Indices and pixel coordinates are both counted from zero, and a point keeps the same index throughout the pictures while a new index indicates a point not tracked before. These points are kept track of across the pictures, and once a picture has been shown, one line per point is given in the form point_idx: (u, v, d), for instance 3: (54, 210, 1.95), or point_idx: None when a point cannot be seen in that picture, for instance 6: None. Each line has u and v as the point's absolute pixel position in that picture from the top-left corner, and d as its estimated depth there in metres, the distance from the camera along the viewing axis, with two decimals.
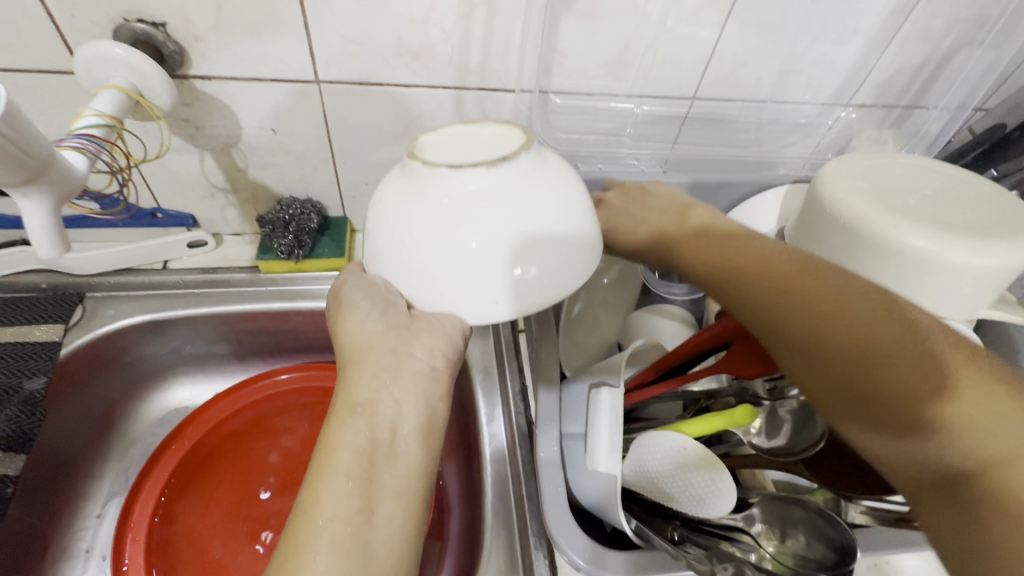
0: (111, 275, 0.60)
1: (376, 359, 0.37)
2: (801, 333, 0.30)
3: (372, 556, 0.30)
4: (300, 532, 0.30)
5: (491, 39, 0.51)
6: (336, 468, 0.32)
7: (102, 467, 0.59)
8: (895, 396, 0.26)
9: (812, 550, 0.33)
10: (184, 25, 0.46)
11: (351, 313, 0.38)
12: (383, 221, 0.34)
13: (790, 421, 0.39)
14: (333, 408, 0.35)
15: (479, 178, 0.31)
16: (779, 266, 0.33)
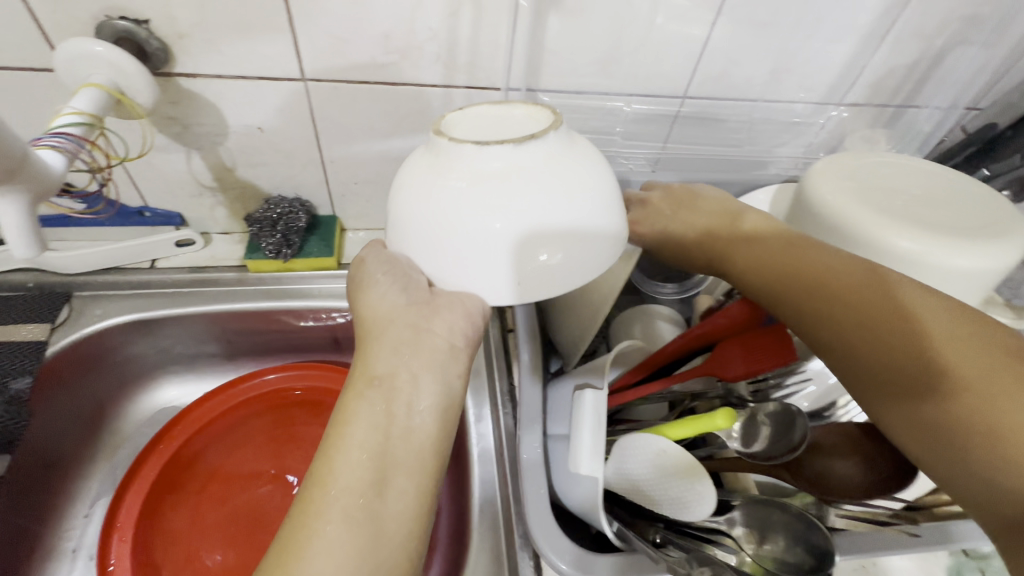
0: (99, 274, 0.60)
1: (394, 334, 0.35)
2: (839, 331, 0.34)
3: (382, 531, 0.30)
4: (312, 498, 0.30)
5: (479, 37, 0.50)
6: (350, 440, 0.32)
7: (90, 467, 0.59)
8: (928, 384, 0.30)
9: (792, 554, 0.33)
10: (168, 22, 0.45)
11: (370, 288, 0.36)
12: (403, 200, 0.33)
13: (769, 425, 0.38)
14: (351, 381, 0.34)
15: (507, 156, 0.31)
16: (815, 267, 0.36)
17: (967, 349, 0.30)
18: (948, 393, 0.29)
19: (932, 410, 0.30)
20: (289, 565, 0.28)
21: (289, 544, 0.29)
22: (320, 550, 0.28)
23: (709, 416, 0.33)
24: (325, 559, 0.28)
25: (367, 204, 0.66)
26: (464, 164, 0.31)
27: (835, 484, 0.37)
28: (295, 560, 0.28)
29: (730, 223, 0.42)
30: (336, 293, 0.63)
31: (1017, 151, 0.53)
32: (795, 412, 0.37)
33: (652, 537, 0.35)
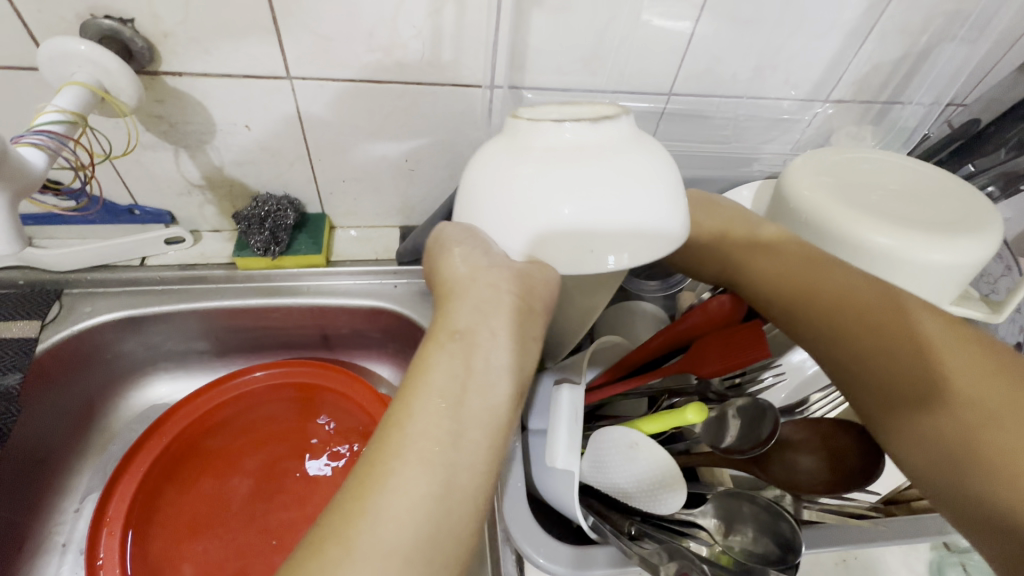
0: (89, 272, 0.60)
1: (475, 294, 0.33)
2: (847, 345, 0.35)
3: (456, 483, 0.27)
4: (390, 442, 0.28)
5: (463, 34, 0.51)
6: (431, 386, 0.29)
7: (80, 462, 0.60)
8: (929, 401, 0.32)
9: (759, 545, 0.33)
10: (152, 21, 0.46)
11: (450, 251, 0.36)
12: (480, 184, 0.36)
13: (739, 420, 0.38)
14: (430, 333, 0.32)
15: (580, 135, 0.34)
16: (828, 282, 0.37)
17: (967, 370, 0.32)
18: (946, 411, 0.31)
19: (930, 425, 0.32)
20: (366, 502, 0.26)
21: (364, 483, 0.27)
22: (396, 492, 0.26)
23: (680, 412, 0.33)
24: (400, 502, 0.26)
25: (355, 202, 0.66)
26: (540, 154, 0.34)
27: (803, 478, 0.37)
28: (370, 498, 0.26)
29: (749, 230, 0.42)
30: (324, 290, 0.64)
31: (1001, 147, 0.54)
32: (766, 407, 0.37)
33: (627, 529, 0.35)
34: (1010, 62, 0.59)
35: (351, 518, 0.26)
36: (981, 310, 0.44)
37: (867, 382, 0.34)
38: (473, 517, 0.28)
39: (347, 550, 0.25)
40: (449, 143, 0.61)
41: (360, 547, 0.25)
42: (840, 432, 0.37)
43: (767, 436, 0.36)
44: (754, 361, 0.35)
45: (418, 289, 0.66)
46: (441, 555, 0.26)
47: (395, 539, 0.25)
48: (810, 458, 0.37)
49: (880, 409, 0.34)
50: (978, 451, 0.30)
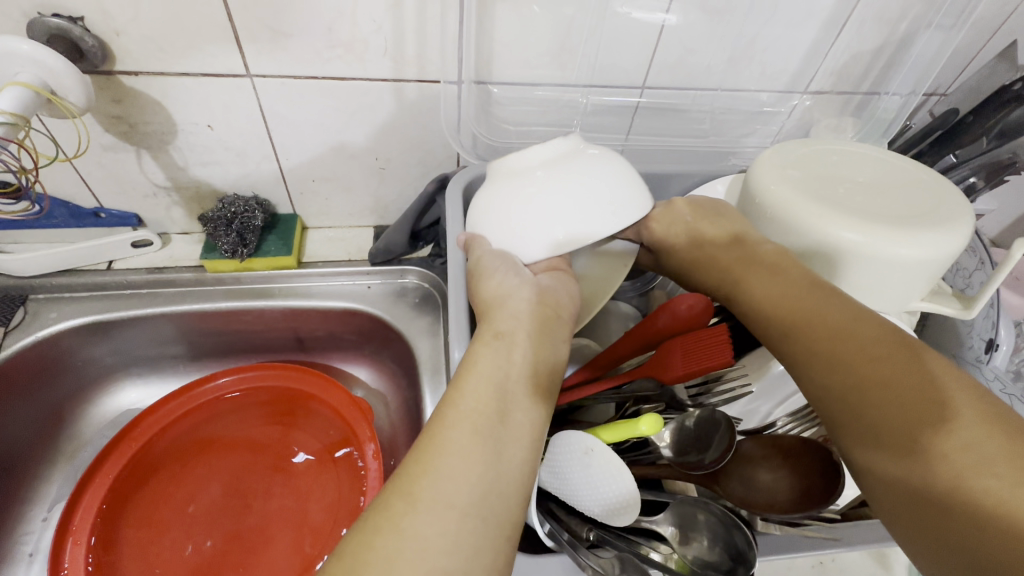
0: (53, 277, 0.59)
1: (518, 302, 0.37)
2: (833, 373, 0.32)
3: (504, 453, 0.30)
4: (447, 417, 0.31)
5: (426, 28, 0.50)
6: (479, 370, 0.33)
7: (50, 470, 0.59)
8: (916, 442, 0.28)
9: (713, 554, 0.32)
10: (102, 18, 0.45)
11: (486, 272, 0.39)
12: (499, 211, 0.42)
13: (693, 433, 0.36)
14: (477, 336, 0.36)
15: (559, 149, 0.43)
16: (820, 304, 0.34)
17: (962, 411, 0.28)
18: (934, 453, 0.28)
19: (915, 468, 0.28)
20: (428, 463, 0.29)
21: (427, 448, 0.30)
22: (453, 455, 0.29)
23: (633, 424, 0.32)
24: (459, 463, 0.29)
25: (327, 201, 0.65)
26: (543, 171, 0.41)
27: (760, 496, 0.35)
28: (432, 459, 0.29)
29: (732, 246, 0.40)
30: (297, 292, 0.63)
31: (981, 137, 0.52)
32: (720, 420, 0.36)
33: (586, 535, 0.34)
34: (992, 49, 0.57)
35: (415, 476, 0.29)
36: (953, 306, 0.42)
37: (851, 414, 0.31)
38: (523, 482, 0.30)
39: (412, 501, 0.28)
40: (419, 141, 0.60)
41: (424, 498, 0.28)
42: (801, 448, 0.35)
43: (712, 461, 0.36)
44: (719, 365, 0.33)
45: (392, 289, 0.64)
46: (495, 513, 0.28)
47: (454, 494, 0.28)
48: (768, 474, 0.36)
49: (863, 444, 0.30)
50: (964, 503, 0.26)
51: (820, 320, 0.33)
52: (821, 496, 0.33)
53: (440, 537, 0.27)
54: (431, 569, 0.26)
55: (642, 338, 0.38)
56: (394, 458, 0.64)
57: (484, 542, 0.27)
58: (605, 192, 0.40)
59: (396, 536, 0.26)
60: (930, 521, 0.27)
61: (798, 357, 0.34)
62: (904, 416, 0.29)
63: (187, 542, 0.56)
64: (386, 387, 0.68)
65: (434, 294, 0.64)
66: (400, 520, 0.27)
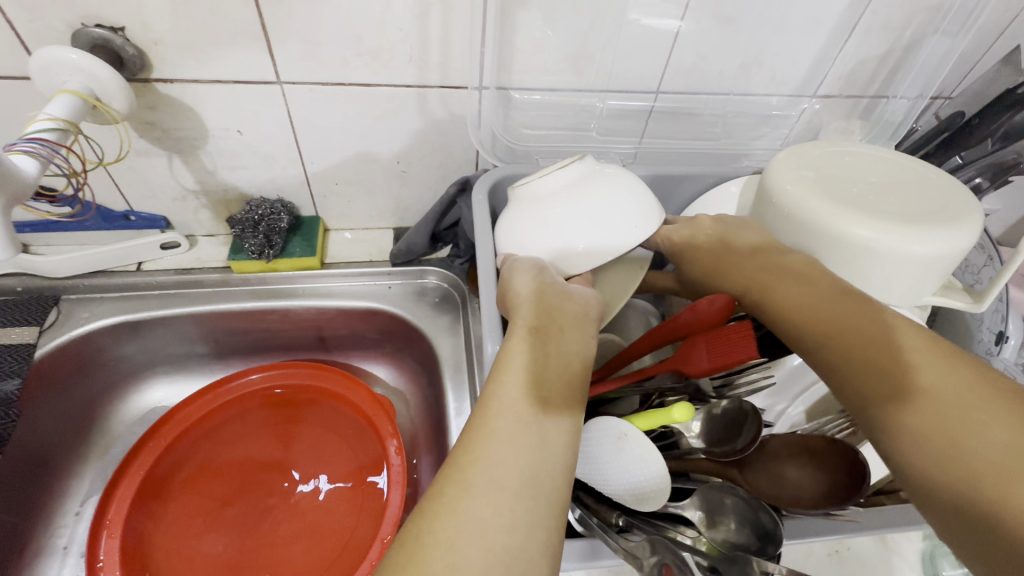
0: (85, 278, 0.61)
1: (549, 300, 0.39)
2: (858, 372, 0.34)
3: (547, 438, 0.32)
4: (491, 408, 0.33)
5: (449, 37, 0.51)
6: (517, 365, 0.35)
7: (81, 466, 0.61)
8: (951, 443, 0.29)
9: (741, 536, 0.34)
10: (142, 29, 0.46)
11: (517, 276, 0.40)
12: (533, 228, 0.45)
13: (721, 423, 0.38)
14: (512, 330, 0.37)
15: (580, 170, 0.47)
16: (848, 312, 0.35)
17: (982, 404, 0.29)
18: (969, 452, 0.28)
19: (951, 466, 0.29)
20: (478, 451, 0.31)
21: (475, 437, 0.32)
22: (500, 442, 0.31)
23: (667, 411, 0.34)
24: (506, 451, 0.31)
25: (349, 204, 0.67)
26: (570, 192, 0.45)
27: (786, 492, 0.36)
28: (481, 448, 0.31)
29: (750, 254, 0.42)
30: (320, 292, 0.64)
31: (987, 138, 0.54)
32: (747, 411, 0.37)
33: (615, 521, 0.36)
34: (995, 54, 0.59)
35: (465, 464, 0.30)
36: (964, 299, 0.44)
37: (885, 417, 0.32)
38: (566, 463, 0.32)
39: (466, 487, 0.29)
40: (440, 145, 0.61)
41: (476, 483, 0.29)
42: (828, 447, 0.36)
43: (742, 446, 0.37)
44: (744, 359, 0.34)
45: (412, 289, 0.66)
46: (545, 492, 0.30)
47: (506, 477, 0.30)
48: (795, 470, 0.37)
49: (897, 446, 0.31)
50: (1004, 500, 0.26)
51: (843, 322, 0.35)
52: (850, 490, 0.34)
53: (494, 517, 0.28)
54: (489, 547, 0.27)
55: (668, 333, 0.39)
56: (415, 459, 0.65)
57: (537, 520, 0.29)
58: (630, 206, 0.45)
59: (453, 519, 0.28)
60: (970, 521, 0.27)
61: (822, 356, 0.36)
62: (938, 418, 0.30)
63: (217, 536, 0.58)
64: (405, 385, 0.69)
65: (453, 293, 0.66)
66: (456, 505, 0.29)
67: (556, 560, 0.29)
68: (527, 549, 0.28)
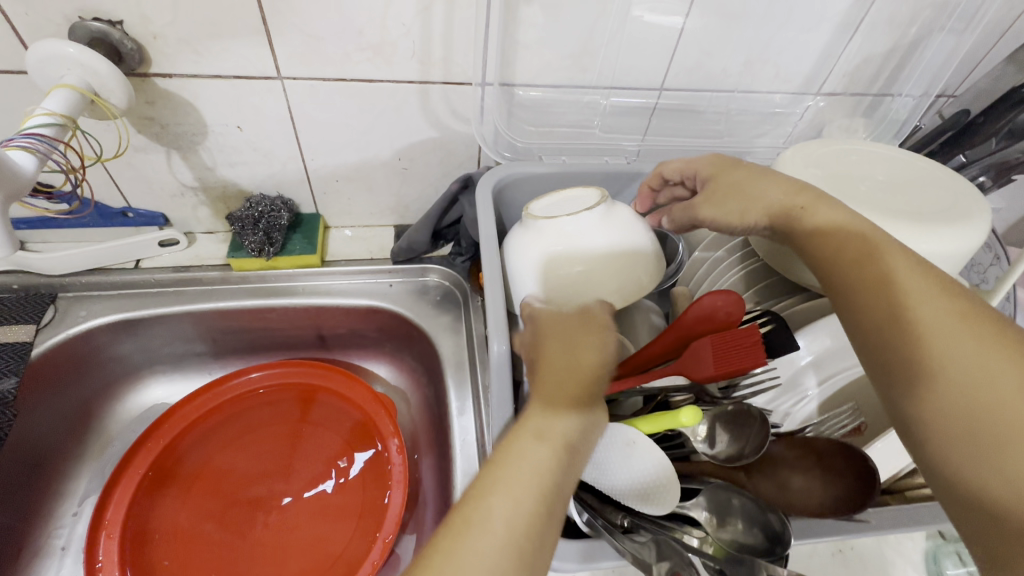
0: (83, 276, 0.60)
1: (582, 332, 0.38)
2: (882, 340, 0.32)
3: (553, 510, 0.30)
4: (512, 467, 0.30)
5: (452, 32, 0.51)
6: (544, 432, 0.32)
7: (79, 465, 0.60)
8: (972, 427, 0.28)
9: (749, 536, 0.33)
10: (141, 23, 0.46)
11: (560, 343, 0.36)
12: (555, 269, 0.44)
13: (727, 427, 0.37)
14: (540, 405, 0.33)
15: (606, 216, 0.46)
16: (903, 286, 0.33)
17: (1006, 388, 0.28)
18: (983, 449, 0.28)
19: (945, 457, 0.29)
20: (488, 496, 0.29)
21: (490, 483, 0.29)
22: (513, 492, 0.29)
23: (675, 415, 0.34)
24: (515, 512, 0.29)
25: (349, 201, 0.66)
26: (596, 241, 0.45)
27: (794, 496, 0.35)
28: (494, 485, 0.29)
29: (764, 179, 0.41)
30: (320, 290, 0.64)
31: (991, 137, 0.54)
32: (755, 416, 0.37)
33: (620, 521, 0.36)
34: (1000, 51, 0.59)
35: (477, 501, 0.29)
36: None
37: (906, 398, 0.31)
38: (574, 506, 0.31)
39: (471, 536, 0.28)
40: (442, 142, 0.61)
41: (491, 519, 0.28)
42: (835, 449, 0.35)
43: (750, 453, 0.37)
44: (751, 366, 0.34)
45: (414, 287, 0.66)
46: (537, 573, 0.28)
47: (510, 541, 0.28)
48: (801, 476, 0.36)
49: (906, 424, 0.31)
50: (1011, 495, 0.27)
51: (880, 283, 0.33)
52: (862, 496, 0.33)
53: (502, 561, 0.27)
54: None
55: (677, 337, 0.40)
56: (417, 471, 0.63)
57: None
58: (645, 262, 0.46)
59: (464, 556, 0.27)
60: (963, 499, 0.29)
61: (852, 316, 0.35)
62: (960, 413, 0.29)
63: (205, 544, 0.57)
64: (406, 384, 0.69)
65: (455, 291, 0.66)
66: (460, 552, 0.27)
67: None
68: None
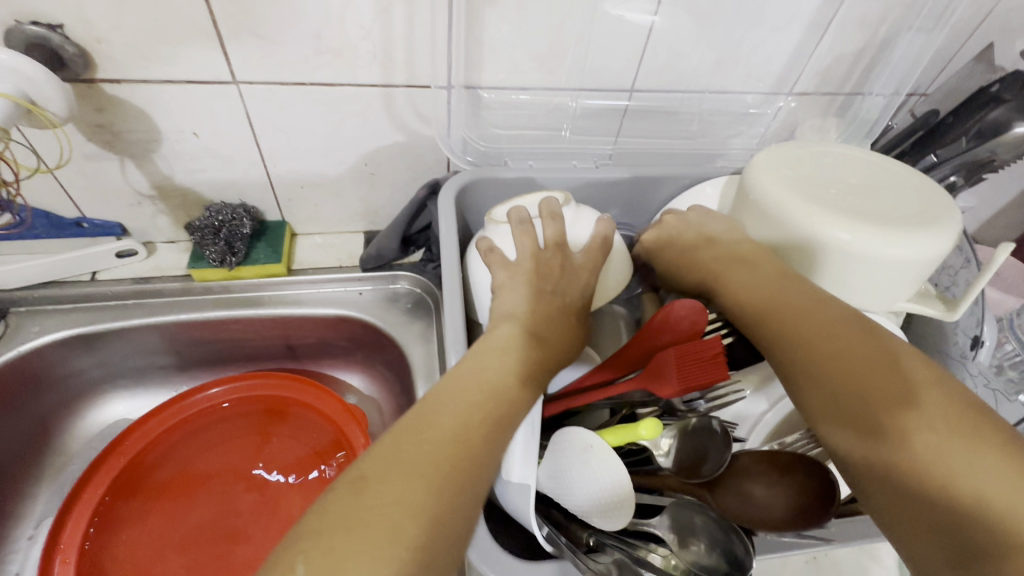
0: (35, 289, 0.58)
1: (584, 293, 0.43)
2: (831, 360, 0.34)
3: (479, 426, 0.32)
4: (454, 387, 0.34)
5: (414, 34, 0.49)
6: (489, 363, 0.35)
7: (35, 487, 0.58)
8: (919, 454, 0.29)
9: (710, 559, 0.32)
10: (84, 26, 0.44)
11: (521, 298, 0.40)
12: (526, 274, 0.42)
13: (689, 440, 0.36)
14: (490, 342, 0.37)
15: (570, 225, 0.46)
16: (841, 314, 0.36)
17: (945, 402, 0.30)
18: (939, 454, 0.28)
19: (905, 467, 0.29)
20: (429, 406, 0.32)
21: (437, 396, 0.33)
22: (449, 404, 0.32)
23: (634, 428, 0.33)
24: (446, 419, 0.31)
25: (316, 208, 0.64)
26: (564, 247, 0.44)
27: (755, 511, 0.35)
28: (429, 407, 0.32)
29: (702, 236, 0.45)
30: (287, 300, 0.62)
31: (961, 136, 0.53)
32: (716, 430, 0.36)
33: (585, 540, 0.35)
34: (969, 51, 0.59)
35: (383, 448, 0.29)
36: (938, 308, 0.44)
37: (861, 413, 0.31)
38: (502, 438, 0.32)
39: (408, 426, 0.31)
40: (409, 146, 0.59)
41: (431, 421, 0.31)
42: (796, 462, 0.35)
43: (709, 471, 0.36)
44: (716, 381, 0.34)
45: (384, 295, 0.64)
46: (453, 479, 0.29)
47: (435, 439, 0.30)
48: (762, 487, 0.35)
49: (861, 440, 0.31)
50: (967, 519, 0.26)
51: (823, 310, 0.36)
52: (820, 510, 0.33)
53: (396, 547, 0.25)
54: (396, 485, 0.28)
55: (642, 349, 0.39)
56: None
57: (430, 495, 0.28)
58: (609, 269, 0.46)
59: (400, 441, 0.30)
60: (939, 539, 0.27)
61: (796, 341, 0.36)
62: (913, 421, 0.30)
63: (172, 547, 0.56)
64: (378, 393, 0.67)
65: (426, 298, 0.64)
66: (394, 439, 0.30)
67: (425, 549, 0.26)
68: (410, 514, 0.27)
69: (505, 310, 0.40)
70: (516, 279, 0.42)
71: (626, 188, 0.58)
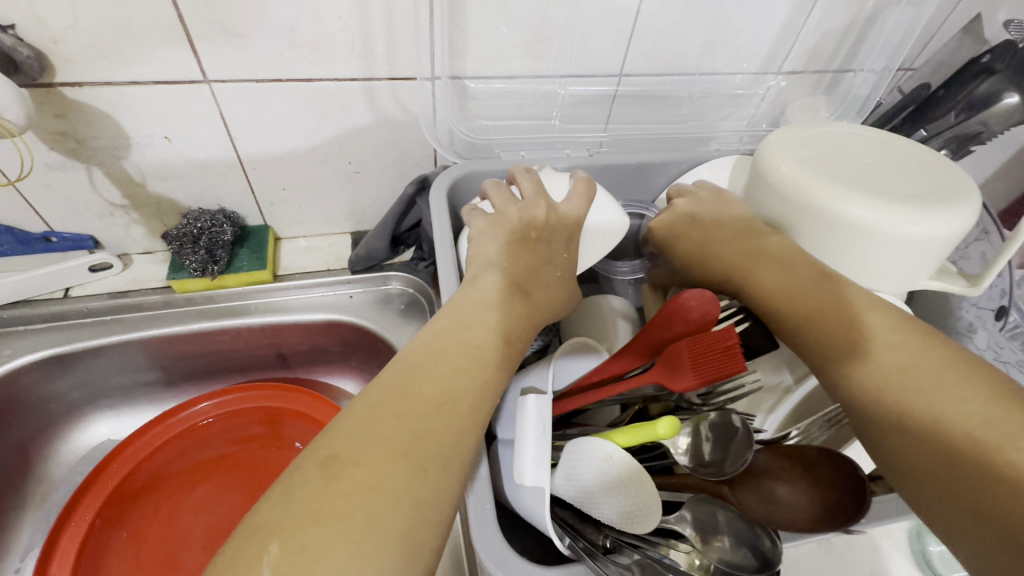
0: (4, 310, 0.55)
1: (567, 239, 0.44)
2: (862, 369, 0.33)
3: (464, 389, 0.32)
4: (438, 351, 0.33)
5: (394, 23, 0.47)
6: (471, 326, 0.35)
7: (18, 516, 0.55)
8: (965, 444, 0.28)
9: (736, 555, 0.32)
10: (37, 26, 0.41)
11: (492, 246, 0.41)
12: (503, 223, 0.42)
13: (711, 440, 0.35)
14: (473, 301, 0.37)
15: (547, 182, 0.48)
16: (865, 317, 0.35)
17: (986, 406, 0.29)
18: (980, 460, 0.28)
19: (946, 477, 0.28)
20: (413, 368, 0.32)
21: (423, 360, 0.33)
22: (435, 369, 0.32)
23: (652, 425, 0.32)
24: (429, 382, 0.31)
25: (300, 210, 0.62)
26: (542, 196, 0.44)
27: (779, 511, 0.34)
28: (413, 372, 0.32)
29: (724, 226, 0.44)
30: (274, 308, 0.60)
31: (950, 111, 0.53)
32: (738, 430, 0.34)
33: (601, 542, 0.34)
34: (954, 23, 0.58)
35: (365, 413, 0.29)
36: (959, 283, 0.44)
37: (898, 423, 0.31)
38: (484, 398, 0.32)
39: (391, 391, 0.30)
40: (393, 142, 0.57)
41: (416, 387, 0.31)
42: (822, 460, 0.34)
43: (730, 469, 0.34)
44: (733, 374, 0.33)
45: (376, 297, 0.62)
46: (439, 442, 0.29)
47: (418, 403, 0.30)
48: (787, 487, 0.34)
49: (900, 453, 0.31)
50: (1019, 507, 0.26)
51: (849, 315, 0.35)
52: (847, 514, 0.32)
53: (377, 532, 0.25)
54: (381, 451, 0.27)
55: (654, 342, 0.38)
56: None
57: (416, 457, 0.28)
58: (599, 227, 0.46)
59: (382, 408, 0.29)
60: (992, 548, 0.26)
61: (827, 352, 0.35)
62: (951, 429, 0.29)
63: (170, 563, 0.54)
64: None
65: (420, 298, 0.62)
66: (377, 403, 0.30)
67: (412, 509, 0.26)
68: (397, 479, 0.27)
69: (484, 257, 0.41)
70: (492, 230, 0.42)
71: (621, 176, 0.57)
